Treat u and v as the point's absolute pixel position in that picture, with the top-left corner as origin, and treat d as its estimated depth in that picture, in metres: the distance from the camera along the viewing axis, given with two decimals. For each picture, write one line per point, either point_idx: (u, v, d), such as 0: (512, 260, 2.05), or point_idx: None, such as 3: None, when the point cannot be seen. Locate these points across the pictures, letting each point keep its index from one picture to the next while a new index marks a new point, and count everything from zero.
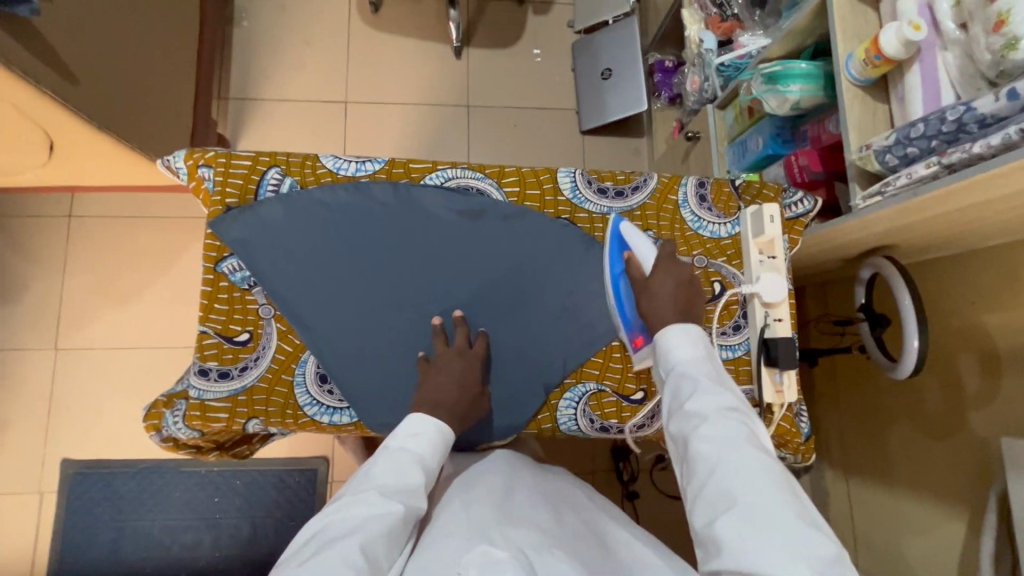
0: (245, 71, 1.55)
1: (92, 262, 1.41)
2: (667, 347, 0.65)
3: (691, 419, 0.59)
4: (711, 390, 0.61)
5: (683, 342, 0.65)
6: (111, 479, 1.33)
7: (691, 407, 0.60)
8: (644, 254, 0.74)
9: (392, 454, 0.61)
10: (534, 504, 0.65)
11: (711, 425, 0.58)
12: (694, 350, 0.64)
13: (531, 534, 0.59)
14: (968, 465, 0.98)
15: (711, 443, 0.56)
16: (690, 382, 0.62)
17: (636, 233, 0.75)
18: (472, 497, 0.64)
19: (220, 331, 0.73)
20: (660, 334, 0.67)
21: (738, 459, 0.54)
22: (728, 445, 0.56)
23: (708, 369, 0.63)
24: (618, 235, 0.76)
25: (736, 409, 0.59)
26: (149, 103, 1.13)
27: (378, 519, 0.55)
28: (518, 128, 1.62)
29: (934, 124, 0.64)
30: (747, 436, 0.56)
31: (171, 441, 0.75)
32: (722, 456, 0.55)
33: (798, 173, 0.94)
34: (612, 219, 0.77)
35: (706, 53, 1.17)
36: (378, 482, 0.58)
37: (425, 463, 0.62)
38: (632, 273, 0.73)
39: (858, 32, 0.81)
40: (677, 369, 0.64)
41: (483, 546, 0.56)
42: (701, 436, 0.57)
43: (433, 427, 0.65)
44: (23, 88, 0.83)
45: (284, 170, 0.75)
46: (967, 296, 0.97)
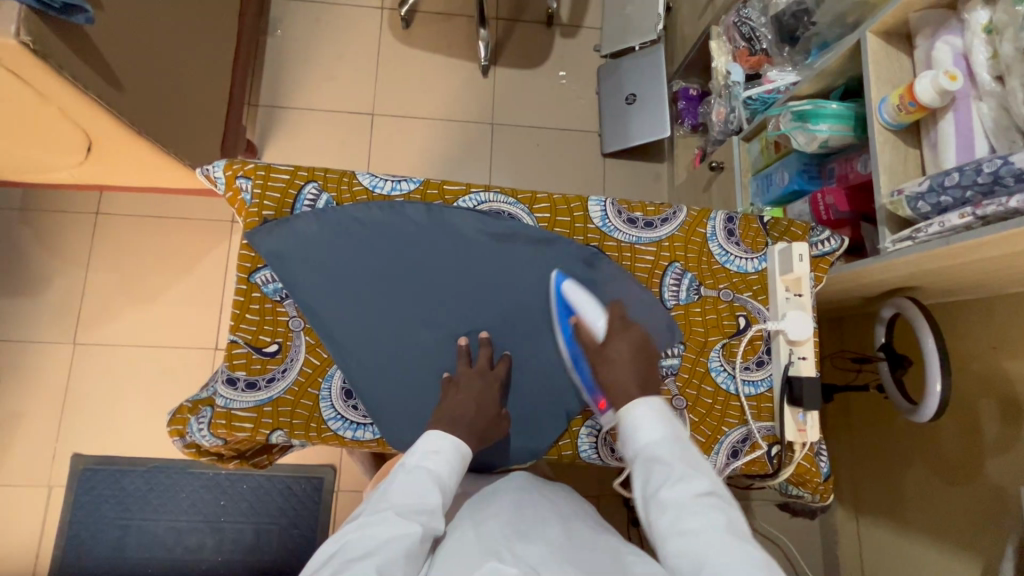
0: (277, 79, 1.58)
1: (116, 260, 1.43)
2: (632, 429, 0.64)
3: (666, 509, 0.57)
4: (683, 475, 0.58)
5: (647, 421, 0.63)
6: (119, 476, 1.34)
7: (665, 496, 0.57)
8: (592, 317, 0.75)
9: (410, 473, 0.61)
10: (543, 520, 0.64)
11: (688, 516, 0.55)
12: (659, 430, 0.63)
13: (541, 550, 0.58)
14: (984, 512, 0.97)
15: (690, 536, 0.54)
16: (661, 468, 0.60)
17: (579, 292, 0.76)
18: (482, 516, 0.63)
19: (250, 341, 0.74)
20: (624, 412, 0.65)
21: (721, 552, 0.52)
22: (709, 536, 0.53)
23: (675, 449, 0.61)
24: (563, 297, 0.77)
25: (712, 495, 0.57)
26: (186, 109, 1.16)
27: (397, 539, 0.54)
28: (541, 148, 1.64)
29: (969, 175, 0.64)
30: (725, 524, 0.54)
31: (193, 448, 0.76)
32: (704, 551, 0.52)
33: (823, 211, 0.95)
34: (553, 278, 0.78)
35: (734, 85, 1.21)
36: (397, 501, 0.58)
37: (443, 482, 0.62)
38: (585, 342, 0.74)
39: (891, 76, 0.82)
40: (647, 455, 0.61)
41: (491, 563, 0.55)
42: (678, 529, 0.55)
43: (451, 445, 0.65)
44: (71, 92, 0.85)
45: (321, 186, 0.77)
46: (989, 340, 0.97)
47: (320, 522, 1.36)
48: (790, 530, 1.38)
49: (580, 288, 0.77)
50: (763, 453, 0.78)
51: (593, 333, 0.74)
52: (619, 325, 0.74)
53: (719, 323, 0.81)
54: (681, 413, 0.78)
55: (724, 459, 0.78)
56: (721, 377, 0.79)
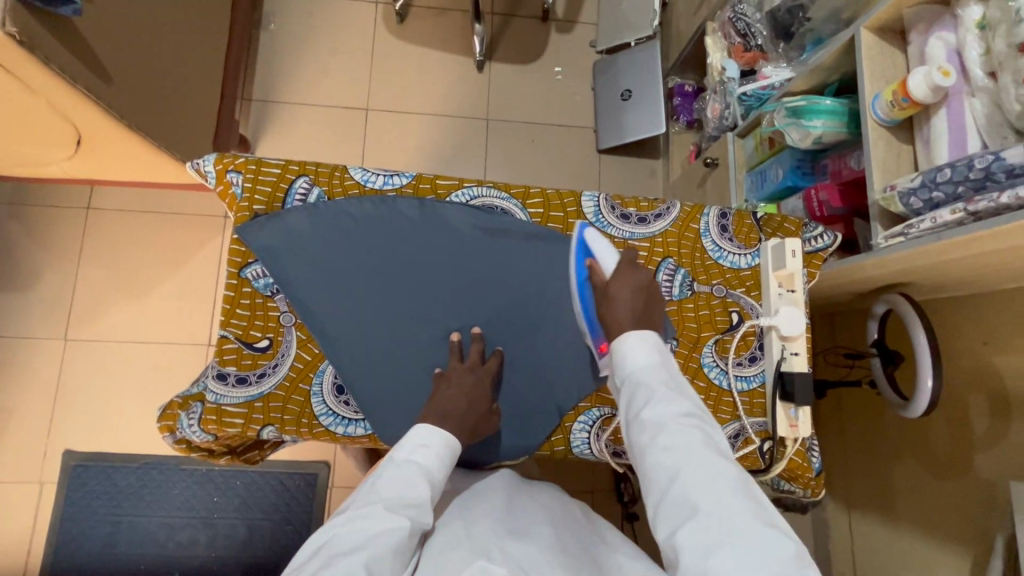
0: (270, 73, 1.57)
1: (107, 254, 1.42)
2: (623, 354, 0.65)
3: (647, 428, 0.59)
4: (667, 397, 0.60)
5: (638, 348, 0.64)
6: (112, 472, 1.33)
7: (646, 415, 0.59)
8: (606, 262, 0.75)
9: (399, 467, 0.61)
10: (534, 520, 0.65)
11: (667, 433, 0.58)
12: (649, 355, 0.64)
13: (531, 549, 0.59)
14: (973, 506, 0.97)
15: (668, 452, 0.56)
16: (647, 390, 0.61)
17: (598, 239, 0.76)
18: (472, 513, 0.64)
19: (241, 336, 0.73)
20: (617, 342, 0.66)
21: (696, 466, 0.55)
22: (686, 452, 0.56)
23: (662, 374, 0.63)
24: (582, 242, 0.77)
25: (692, 415, 0.59)
26: (177, 102, 1.14)
27: (385, 532, 0.54)
28: (536, 143, 1.63)
29: (960, 171, 0.64)
30: (702, 441, 0.57)
31: (184, 443, 0.75)
32: (679, 466, 0.55)
33: (816, 207, 0.95)
34: (576, 226, 0.78)
35: (728, 81, 1.20)
36: (385, 495, 0.58)
37: (432, 476, 0.61)
38: (593, 281, 0.74)
39: (884, 72, 0.82)
40: (631, 378, 0.63)
41: (480, 561, 0.55)
42: (658, 445, 0.57)
43: (440, 439, 0.64)
44: (59, 84, 0.84)
45: (313, 180, 0.76)
46: (979, 335, 0.98)
47: (314, 518, 1.36)
48: None
49: (601, 237, 0.77)
50: (755, 448, 0.78)
51: (604, 273, 0.74)
52: (631, 266, 0.74)
53: (712, 319, 0.81)
54: None
55: None
56: (714, 373, 0.80)
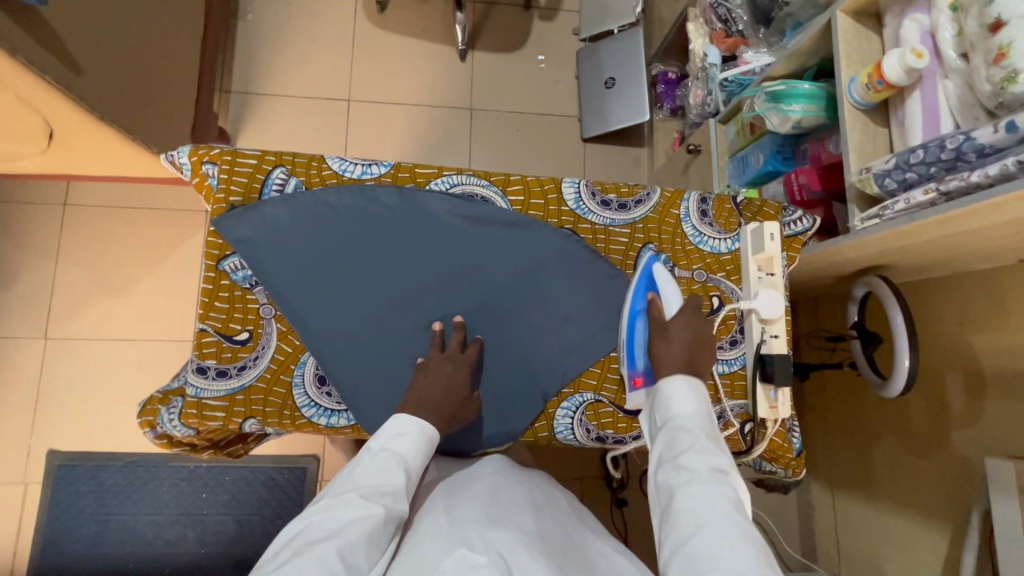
0: (249, 64, 1.54)
1: (86, 251, 1.40)
2: (668, 396, 0.65)
3: (681, 472, 0.58)
4: (706, 448, 0.60)
5: (685, 394, 0.64)
6: (97, 471, 1.32)
7: (684, 460, 0.59)
8: (669, 299, 0.74)
9: (375, 456, 0.61)
10: (517, 505, 0.66)
11: (701, 483, 0.57)
12: (694, 405, 0.64)
13: (510, 534, 0.59)
14: (950, 483, 1.00)
15: (699, 500, 0.55)
16: (687, 437, 0.61)
17: (667, 276, 0.75)
18: (455, 501, 0.64)
19: (220, 329, 0.72)
20: (663, 380, 0.67)
21: (723, 522, 0.53)
22: (716, 507, 0.55)
23: (705, 426, 0.63)
24: (648, 274, 0.77)
25: (727, 472, 0.58)
26: (151, 95, 1.12)
27: (359, 521, 0.55)
28: (521, 133, 1.62)
29: (933, 152, 0.65)
30: (734, 501, 0.56)
31: (165, 438, 0.75)
32: (707, 518, 0.54)
33: (797, 190, 0.96)
34: (647, 257, 0.78)
35: (711, 67, 1.18)
36: (360, 483, 0.59)
37: (409, 464, 0.62)
38: (652, 314, 0.74)
39: (861, 55, 0.82)
40: (673, 422, 0.63)
41: (461, 550, 0.56)
42: (689, 491, 0.56)
43: (417, 427, 0.65)
44: (27, 76, 0.82)
45: (289, 170, 0.75)
46: (956, 317, 0.99)
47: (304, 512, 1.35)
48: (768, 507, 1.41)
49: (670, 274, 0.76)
50: (737, 430, 0.79)
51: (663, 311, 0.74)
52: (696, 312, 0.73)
53: None
54: None
55: None
56: None
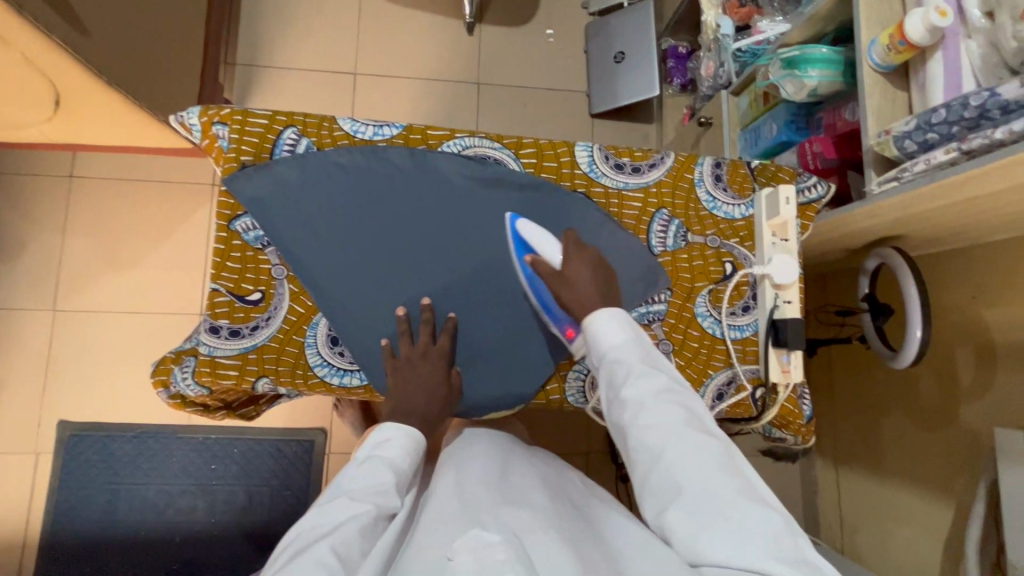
0: (254, 36, 1.52)
1: (93, 223, 1.39)
2: (597, 335, 0.66)
3: (628, 406, 0.61)
4: (643, 374, 0.62)
5: (611, 328, 0.66)
6: (107, 441, 1.33)
7: (627, 395, 0.61)
8: (550, 254, 0.73)
9: (363, 463, 0.63)
10: (529, 489, 0.63)
11: (647, 410, 0.60)
12: (621, 335, 0.66)
13: (524, 514, 0.57)
14: (958, 456, 1.00)
15: (649, 430, 0.58)
16: (623, 370, 0.63)
17: (533, 230, 0.75)
18: (465, 479, 0.62)
19: (232, 289, 0.72)
20: (588, 322, 0.68)
21: (679, 443, 0.57)
22: (669, 429, 0.58)
23: (637, 352, 0.64)
24: (518, 236, 0.75)
25: (671, 391, 0.61)
26: (155, 61, 1.11)
27: (349, 520, 0.54)
28: (529, 108, 1.61)
29: (956, 110, 0.64)
30: (684, 417, 0.59)
31: (178, 399, 0.75)
32: (663, 444, 0.57)
33: (810, 160, 0.95)
34: (507, 218, 0.76)
35: (723, 38, 1.16)
36: (349, 488, 0.59)
37: (397, 468, 0.63)
38: (544, 275, 0.72)
39: (882, 17, 0.80)
40: (609, 357, 0.65)
41: (474, 530, 0.52)
42: (640, 422, 0.59)
43: (403, 433, 0.67)
44: (33, 35, 0.81)
45: (301, 131, 0.75)
46: (968, 290, 0.99)
47: (312, 484, 1.37)
48: (772, 483, 1.42)
49: (533, 226, 0.76)
50: (748, 396, 0.79)
51: (552, 263, 0.73)
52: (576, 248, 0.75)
53: (706, 269, 0.81)
54: (667, 356, 0.79)
55: (710, 402, 0.79)
56: (707, 322, 0.80)
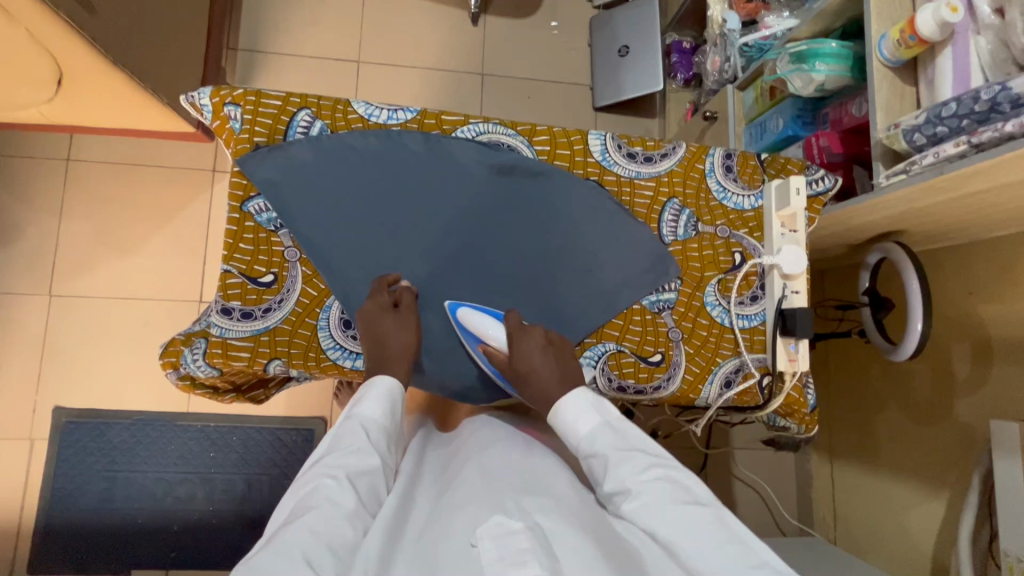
0: (256, 22, 1.50)
1: (91, 208, 1.37)
2: (566, 427, 0.64)
3: (615, 497, 0.58)
4: (619, 458, 0.59)
5: (575, 417, 0.63)
6: (104, 428, 1.31)
7: (610, 488, 0.58)
8: (496, 340, 0.72)
9: (342, 429, 0.61)
10: (552, 474, 0.63)
11: (633, 498, 0.56)
12: (589, 421, 0.63)
13: (545, 501, 0.56)
14: (954, 448, 1.02)
15: (641, 519, 0.55)
16: (598, 459, 0.60)
17: (473, 317, 0.73)
18: (488, 465, 0.62)
19: (244, 271, 0.72)
20: (552, 417, 0.66)
21: (671, 525, 0.53)
22: (658, 513, 0.54)
23: (609, 437, 0.61)
24: (465, 326, 0.73)
25: (653, 468, 0.57)
26: (160, 42, 1.09)
27: (331, 488, 0.53)
28: (533, 100, 1.61)
29: (966, 104, 0.65)
30: (673, 493, 0.55)
31: (187, 380, 0.74)
32: (657, 529, 0.54)
33: (816, 153, 0.95)
34: (450, 308, 0.75)
35: (730, 33, 1.18)
36: (329, 456, 0.57)
37: (370, 424, 0.62)
38: (500, 364, 0.72)
39: (892, 12, 0.81)
40: (583, 450, 0.62)
41: (497, 516, 0.52)
42: (631, 514, 0.56)
43: (382, 391, 0.65)
44: (40, 10, 0.80)
45: (315, 113, 0.74)
46: (965, 286, 1.01)
47: None
48: (768, 474, 1.44)
49: (476, 312, 0.73)
50: (756, 383, 0.80)
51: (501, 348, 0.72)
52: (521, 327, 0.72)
53: (715, 258, 0.82)
54: (676, 344, 0.80)
55: (717, 389, 0.80)
56: (716, 311, 0.81)
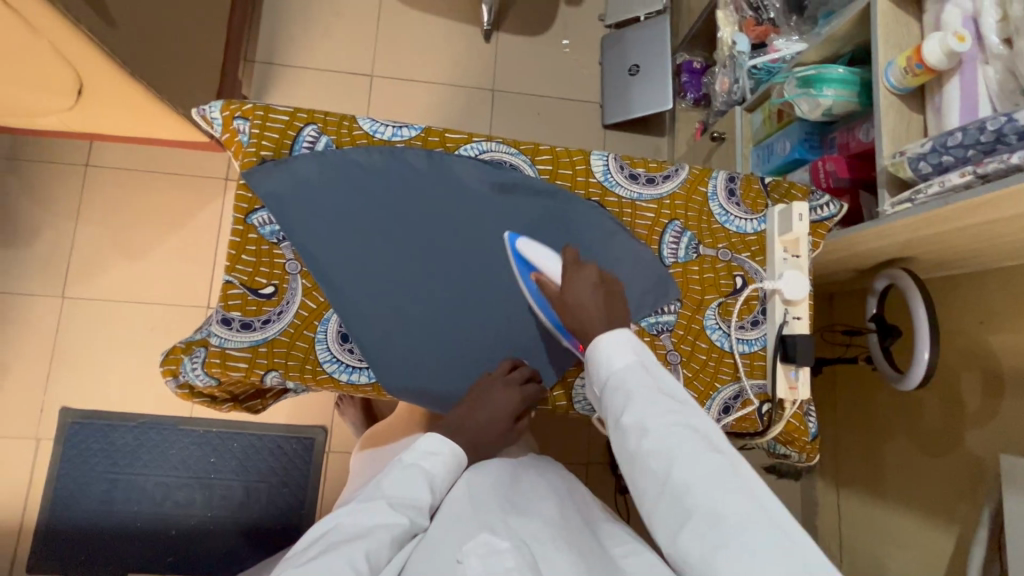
0: (273, 36, 1.54)
1: (106, 213, 1.40)
2: (599, 358, 0.61)
3: (629, 434, 0.56)
4: (647, 398, 0.57)
5: (612, 352, 0.60)
6: (108, 430, 1.33)
7: (627, 423, 0.56)
8: (552, 271, 0.71)
9: (407, 469, 0.63)
10: (538, 495, 0.65)
11: (652, 437, 0.55)
12: (623, 357, 0.60)
13: (534, 524, 0.58)
14: (963, 483, 0.99)
15: (654, 459, 0.54)
16: (624, 394, 0.58)
17: (535, 249, 0.73)
18: (478, 478, 0.64)
19: (245, 282, 0.73)
20: (590, 346, 0.63)
21: (687, 468, 0.52)
22: (675, 456, 0.53)
23: (640, 375, 0.59)
24: (519, 254, 0.74)
25: (678, 414, 0.56)
26: (178, 53, 1.12)
27: (383, 526, 0.56)
28: (544, 116, 1.62)
29: (972, 134, 0.65)
30: (692, 440, 0.54)
31: (186, 389, 0.75)
32: (669, 471, 0.53)
33: (823, 178, 0.94)
34: (508, 237, 0.75)
35: (739, 54, 1.18)
36: (390, 493, 0.60)
37: (437, 484, 0.64)
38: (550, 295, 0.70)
39: (898, 39, 0.81)
40: (612, 382, 0.59)
41: (484, 534, 0.55)
42: (645, 452, 0.55)
43: (450, 450, 0.67)
44: (62, 24, 0.83)
45: (321, 129, 0.76)
46: (976, 315, 0.99)
47: (310, 482, 1.36)
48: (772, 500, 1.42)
49: (535, 245, 0.73)
50: (755, 409, 0.79)
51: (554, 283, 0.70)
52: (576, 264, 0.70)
53: (716, 281, 0.81)
54: (674, 367, 0.79)
55: (716, 414, 0.80)
56: (716, 335, 0.80)
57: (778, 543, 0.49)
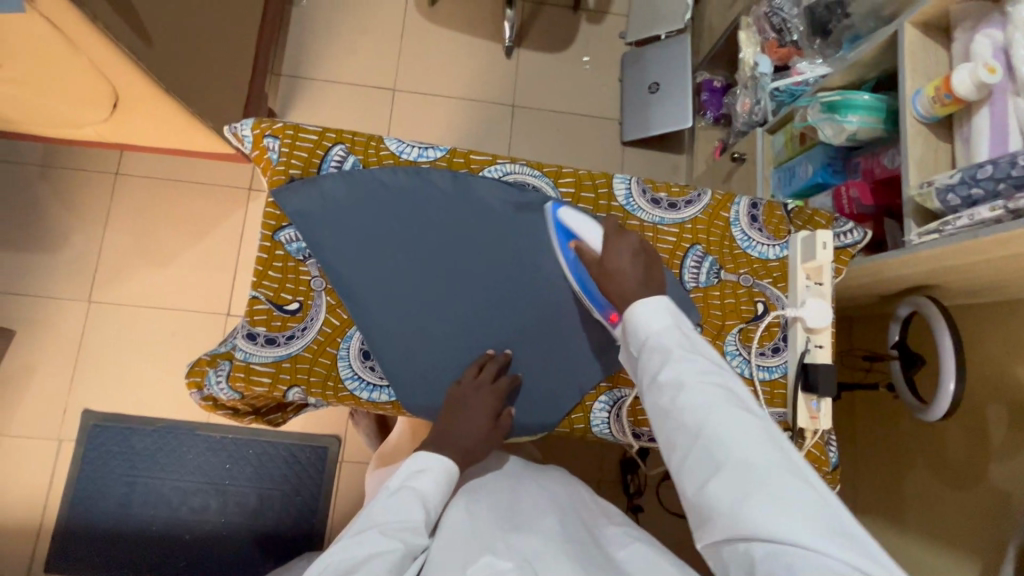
0: (300, 50, 1.57)
1: (133, 220, 1.44)
2: (638, 322, 0.63)
3: (666, 389, 0.57)
4: (684, 356, 0.58)
5: (651, 315, 0.62)
6: (128, 434, 1.35)
7: (665, 378, 0.57)
8: (592, 239, 0.73)
9: (395, 494, 0.64)
10: (541, 512, 0.66)
11: (688, 391, 0.55)
12: (662, 320, 0.62)
13: (536, 540, 0.60)
14: (987, 517, 0.97)
15: (689, 411, 0.54)
16: (661, 353, 0.59)
17: (575, 217, 0.75)
18: (475, 498, 0.66)
19: (271, 298, 0.74)
20: (628, 310, 0.65)
21: (722, 418, 0.53)
22: (710, 408, 0.54)
23: (677, 337, 0.60)
24: (562, 225, 0.76)
25: (714, 371, 0.57)
26: (210, 69, 1.15)
27: (378, 555, 0.56)
28: (563, 132, 1.63)
29: (1003, 168, 0.65)
30: (726, 396, 0.55)
31: (210, 401, 0.77)
32: (704, 422, 0.53)
33: (846, 204, 0.94)
34: (552, 207, 0.77)
35: (761, 76, 1.19)
36: (380, 521, 0.60)
37: (429, 501, 0.64)
38: (588, 263, 0.73)
39: (926, 68, 0.81)
40: (650, 343, 0.61)
41: (486, 557, 0.56)
42: (680, 406, 0.55)
43: (438, 463, 0.67)
44: (102, 42, 0.86)
45: (348, 148, 0.77)
46: (1004, 345, 0.97)
47: (323, 491, 1.37)
48: None
49: (576, 214, 0.75)
50: None
51: (593, 250, 0.73)
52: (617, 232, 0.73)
53: (737, 307, 0.81)
54: None
55: None
56: (736, 361, 0.80)
57: (810, 497, 0.48)
